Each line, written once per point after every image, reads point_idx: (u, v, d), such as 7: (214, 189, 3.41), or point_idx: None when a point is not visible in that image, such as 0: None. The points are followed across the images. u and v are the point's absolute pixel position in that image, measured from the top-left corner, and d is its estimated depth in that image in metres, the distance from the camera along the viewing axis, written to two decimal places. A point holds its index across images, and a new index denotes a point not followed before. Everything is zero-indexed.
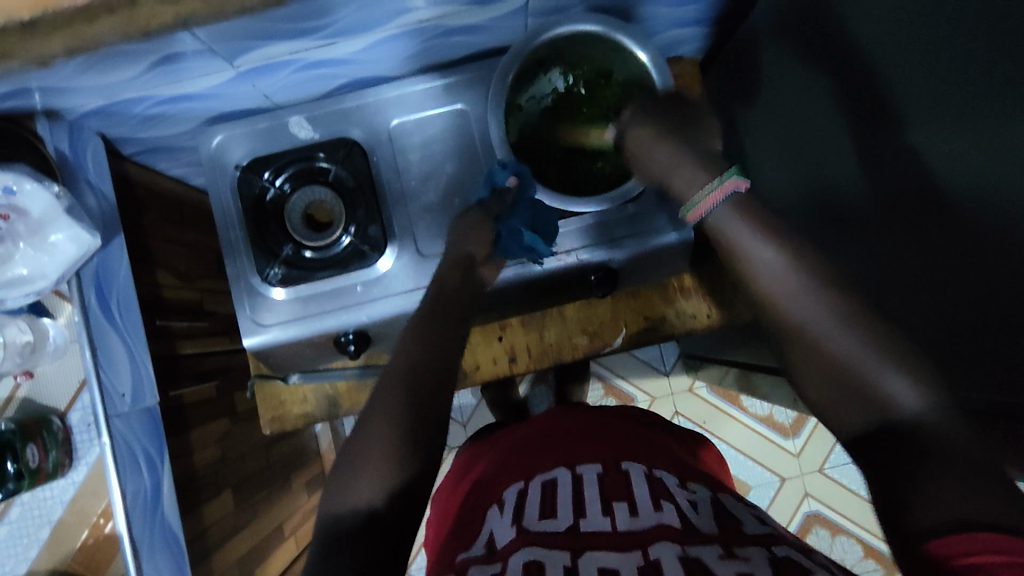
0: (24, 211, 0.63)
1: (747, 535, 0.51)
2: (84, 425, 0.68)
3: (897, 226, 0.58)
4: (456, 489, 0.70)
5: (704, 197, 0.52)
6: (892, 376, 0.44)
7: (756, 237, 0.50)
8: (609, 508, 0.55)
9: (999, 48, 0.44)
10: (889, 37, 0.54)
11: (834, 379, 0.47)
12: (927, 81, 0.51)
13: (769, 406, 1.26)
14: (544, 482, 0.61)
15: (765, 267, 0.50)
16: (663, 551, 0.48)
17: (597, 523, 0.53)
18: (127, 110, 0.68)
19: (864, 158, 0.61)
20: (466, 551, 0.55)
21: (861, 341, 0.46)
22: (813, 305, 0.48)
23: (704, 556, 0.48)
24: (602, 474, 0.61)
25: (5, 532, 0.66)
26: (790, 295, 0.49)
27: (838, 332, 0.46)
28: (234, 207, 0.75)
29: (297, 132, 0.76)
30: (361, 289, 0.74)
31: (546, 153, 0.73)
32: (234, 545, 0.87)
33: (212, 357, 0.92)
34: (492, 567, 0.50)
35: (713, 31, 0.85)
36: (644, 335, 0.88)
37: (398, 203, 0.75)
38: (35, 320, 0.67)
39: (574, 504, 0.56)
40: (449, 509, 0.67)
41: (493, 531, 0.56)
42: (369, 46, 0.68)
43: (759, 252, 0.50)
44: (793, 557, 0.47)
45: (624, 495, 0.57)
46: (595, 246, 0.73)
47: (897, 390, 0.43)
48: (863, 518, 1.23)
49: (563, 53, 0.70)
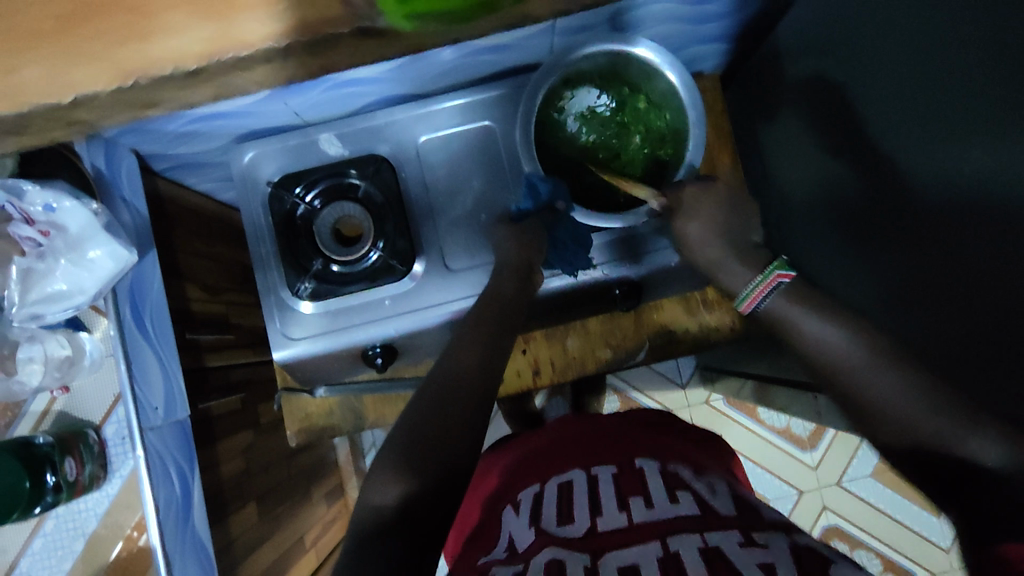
0: (62, 227, 0.63)
1: (764, 519, 0.52)
2: (119, 438, 0.69)
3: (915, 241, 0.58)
4: (470, 497, 0.70)
5: (750, 294, 0.63)
6: (965, 438, 0.48)
7: (819, 319, 0.58)
8: (625, 503, 0.56)
9: (1001, 78, 0.46)
10: (913, 56, 0.55)
11: (913, 446, 0.51)
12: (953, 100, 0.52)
13: (786, 418, 1.25)
14: (560, 482, 0.62)
15: (830, 345, 0.56)
16: (683, 543, 0.48)
17: (613, 520, 0.54)
18: (162, 128, 0.69)
19: (884, 173, 0.61)
20: (486, 555, 0.55)
21: (929, 408, 0.50)
22: (879, 378, 0.53)
23: (724, 545, 0.48)
24: (617, 475, 0.61)
25: (40, 544, 0.67)
26: (858, 373, 0.54)
27: (907, 397, 0.51)
28: (265, 222, 0.76)
29: (326, 149, 0.78)
30: (389, 302, 0.74)
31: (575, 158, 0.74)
32: (259, 557, 0.88)
33: (236, 369, 0.92)
34: (513, 568, 0.50)
35: (734, 47, 0.86)
36: (666, 348, 0.88)
37: (427, 218, 0.76)
38: (73, 334, 0.67)
39: (591, 502, 0.57)
40: (465, 513, 0.68)
41: (511, 533, 0.57)
42: (399, 65, 0.69)
43: (826, 333, 0.57)
44: (814, 547, 0.48)
45: (640, 491, 0.57)
46: (623, 259, 0.74)
47: (975, 449, 0.47)
48: (882, 531, 1.23)
49: (596, 67, 0.71)
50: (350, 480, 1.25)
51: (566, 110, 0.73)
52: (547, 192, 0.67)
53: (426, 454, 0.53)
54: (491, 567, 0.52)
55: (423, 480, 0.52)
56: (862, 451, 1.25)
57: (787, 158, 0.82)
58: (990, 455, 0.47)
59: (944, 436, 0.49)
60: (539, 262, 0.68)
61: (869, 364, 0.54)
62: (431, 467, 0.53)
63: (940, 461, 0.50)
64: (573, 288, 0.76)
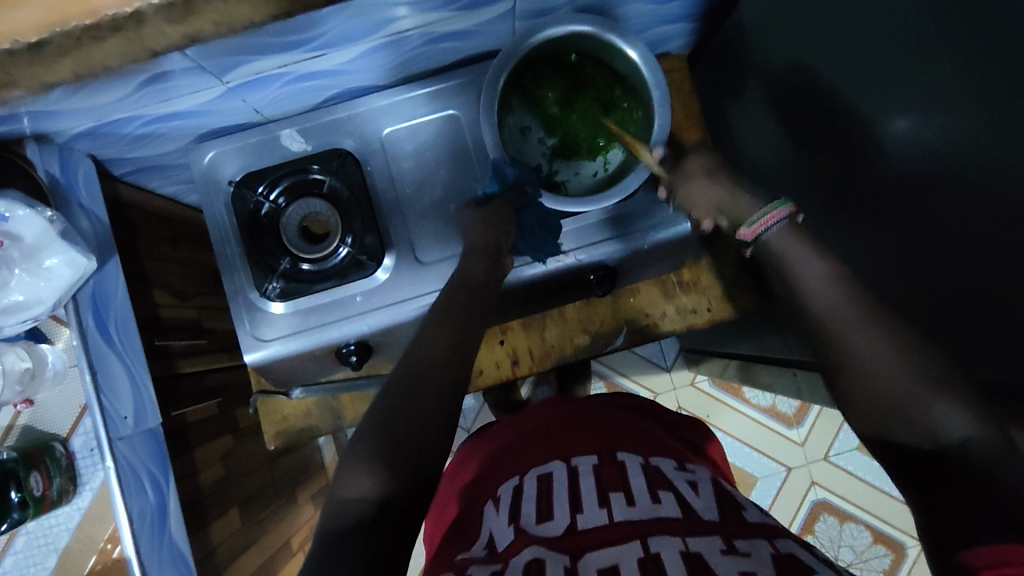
0: (16, 236, 0.62)
1: (747, 525, 0.50)
2: (87, 449, 0.67)
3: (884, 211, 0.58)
4: (448, 492, 0.68)
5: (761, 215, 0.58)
6: (943, 413, 0.46)
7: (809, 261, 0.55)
8: (606, 499, 0.53)
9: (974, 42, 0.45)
10: (872, 23, 0.54)
11: (870, 397, 0.50)
12: (914, 58, 0.51)
13: (771, 397, 1.26)
14: (539, 476, 0.59)
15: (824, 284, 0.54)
16: (663, 545, 0.46)
17: (594, 518, 0.51)
18: (117, 131, 0.67)
19: (845, 147, 0.62)
20: (465, 555, 0.52)
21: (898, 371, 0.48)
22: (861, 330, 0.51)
23: (706, 552, 0.46)
24: (597, 466, 0.58)
25: (11, 562, 0.66)
26: (843, 322, 0.52)
27: (882, 359, 0.49)
28: (229, 222, 0.75)
29: (289, 145, 0.76)
30: (361, 298, 0.73)
31: (551, 130, 0.73)
32: (243, 563, 0.86)
33: (211, 374, 0.91)
34: (491, 567, 0.48)
35: (700, 26, 0.85)
36: (644, 332, 0.88)
37: (395, 211, 0.75)
38: (33, 347, 0.66)
39: (571, 498, 0.54)
40: (444, 504, 0.67)
41: (492, 531, 0.54)
42: (359, 56, 0.68)
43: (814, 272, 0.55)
44: (797, 555, 0.45)
45: (621, 486, 0.54)
46: (594, 245, 0.73)
47: (941, 418, 0.46)
48: (870, 503, 1.24)
49: (556, 50, 0.70)
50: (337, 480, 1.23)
51: (552, 83, 0.72)
52: (514, 174, 0.67)
53: (396, 446, 0.51)
54: (469, 566, 0.49)
55: (395, 474, 0.50)
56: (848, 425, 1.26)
57: (754, 138, 0.81)
58: (956, 423, 0.45)
59: (913, 401, 0.47)
60: (508, 245, 0.67)
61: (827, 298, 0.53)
62: (404, 460, 0.51)
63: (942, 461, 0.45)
64: (545, 276, 0.75)
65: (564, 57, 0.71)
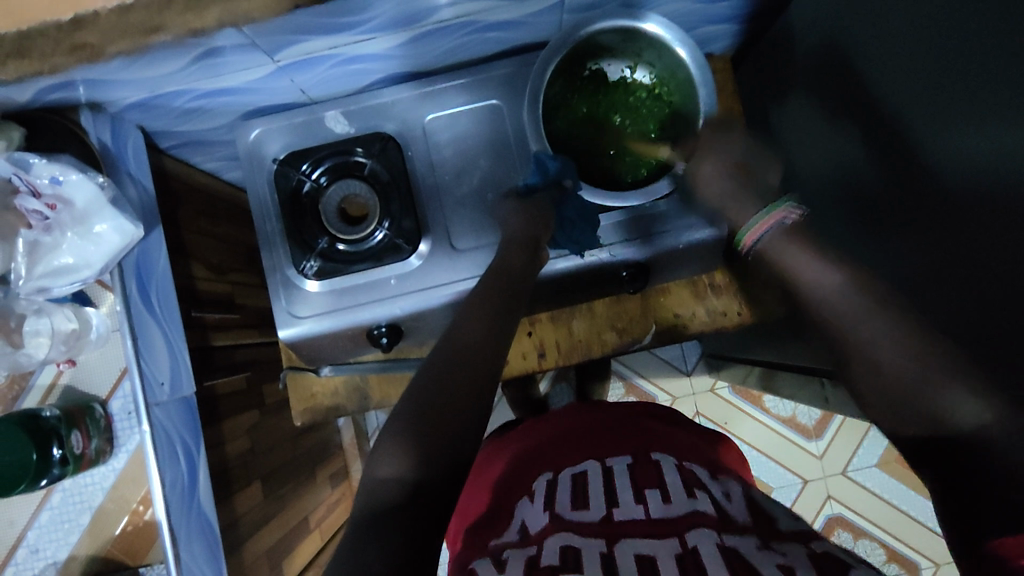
0: (69, 201, 0.63)
1: (778, 528, 0.49)
2: (124, 412, 0.73)
3: (919, 220, 0.57)
4: (473, 485, 0.68)
5: (759, 220, 0.62)
6: (955, 399, 0.47)
7: (814, 264, 0.58)
8: (642, 495, 0.53)
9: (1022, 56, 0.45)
10: (926, 30, 0.53)
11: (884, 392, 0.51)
12: (961, 67, 0.50)
13: (792, 406, 1.25)
14: (574, 474, 0.59)
15: (824, 288, 0.57)
16: (699, 539, 0.46)
17: (630, 512, 0.51)
18: (168, 103, 0.68)
19: (884, 156, 0.61)
20: (498, 538, 0.54)
21: (917, 358, 0.50)
22: (870, 322, 0.53)
23: (741, 547, 0.45)
24: (631, 466, 0.59)
25: (48, 517, 0.72)
26: (852, 319, 0.54)
27: (892, 347, 0.51)
28: (271, 200, 0.76)
29: (332, 127, 0.77)
30: (395, 282, 0.74)
31: (581, 153, 0.73)
32: (264, 535, 0.88)
33: (242, 349, 0.92)
34: (526, 549, 0.49)
35: (746, 28, 0.84)
36: (673, 332, 0.88)
37: (433, 197, 0.76)
38: (80, 309, 0.69)
39: (606, 493, 0.55)
40: (467, 498, 0.67)
41: (524, 519, 0.55)
42: (405, 42, 0.69)
43: (816, 272, 0.57)
44: (834, 553, 0.44)
45: (657, 484, 0.55)
46: (627, 242, 0.74)
47: (954, 403, 0.47)
48: (885, 521, 1.23)
49: (601, 45, 0.70)
50: (354, 463, 1.24)
51: (587, 106, 0.73)
52: (557, 168, 0.68)
53: (427, 428, 0.52)
54: (503, 548, 0.50)
55: (425, 454, 0.51)
56: (867, 441, 1.25)
57: (796, 142, 0.80)
58: (972, 415, 0.46)
59: (925, 393, 0.49)
60: (545, 237, 0.67)
61: (854, 307, 0.54)
62: (435, 442, 0.51)
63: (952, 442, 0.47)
64: (578, 270, 0.76)
65: (606, 74, 0.73)
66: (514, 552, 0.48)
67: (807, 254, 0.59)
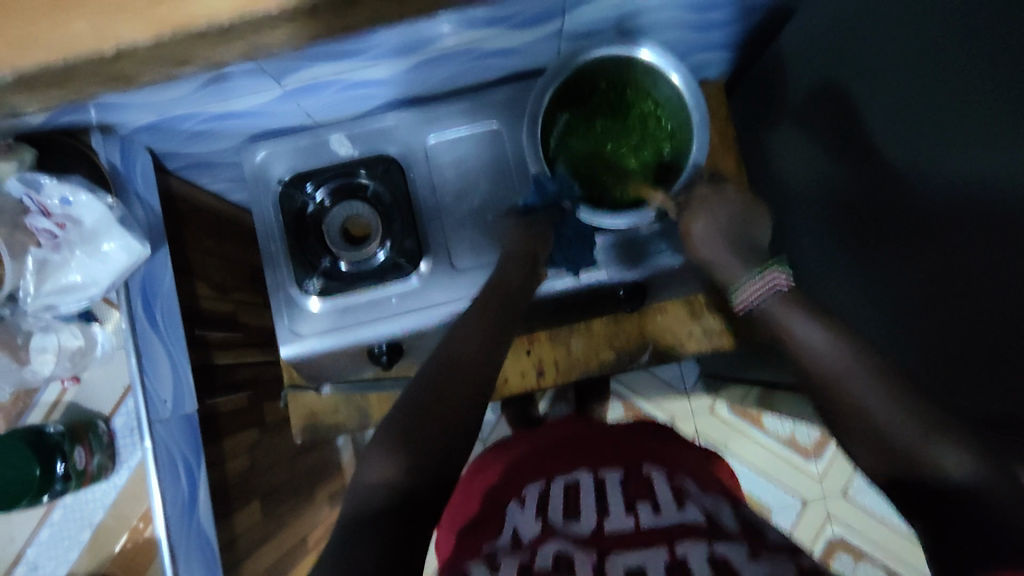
0: (78, 220, 0.65)
1: (769, 538, 0.49)
2: (127, 429, 0.73)
3: (903, 239, 0.59)
4: (463, 496, 0.68)
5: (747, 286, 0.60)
6: (940, 453, 0.47)
7: (806, 319, 0.55)
8: (633, 507, 0.54)
9: (992, 80, 0.46)
10: (900, 59, 0.56)
11: (872, 441, 0.51)
12: (933, 92, 0.52)
13: (791, 426, 1.26)
14: (567, 483, 0.60)
15: (812, 345, 0.54)
16: (691, 549, 0.46)
17: (621, 523, 0.52)
18: (176, 126, 0.70)
19: (869, 175, 0.63)
20: (489, 542, 0.54)
21: (908, 419, 0.49)
22: (864, 387, 0.51)
23: (732, 556, 0.45)
24: (623, 480, 0.60)
25: (48, 534, 0.72)
26: (848, 385, 0.52)
27: (886, 410, 0.50)
28: (275, 221, 0.78)
29: (337, 149, 0.79)
30: (397, 300, 0.75)
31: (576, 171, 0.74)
32: (261, 555, 0.88)
33: (243, 368, 0.93)
34: (517, 555, 0.49)
35: (738, 56, 0.87)
36: (669, 350, 0.89)
37: (433, 219, 0.77)
38: (86, 326, 0.70)
39: (598, 504, 0.55)
40: (461, 514, 0.66)
41: (516, 526, 0.55)
42: (408, 68, 0.71)
43: (805, 331, 0.55)
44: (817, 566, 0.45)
45: (648, 497, 0.56)
46: (624, 265, 0.75)
47: (947, 461, 0.46)
48: (886, 542, 1.23)
49: (602, 73, 0.72)
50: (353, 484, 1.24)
51: (580, 128, 0.74)
52: (556, 189, 0.68)
53: (424, 442, 0.53)
54: (496, 553, 0.51)
55: (419, 466, 0.51)
56: None
57: (786, 168, 0.81)
58: (962, 471, 0.46)
59: (921, 453, 0.48)
60: (542, 255, 0.69)
61: (841, 368, 0.53)
62: (430, 455, 0.52)
63: (936, 497, 0.47)
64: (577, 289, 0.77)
65: (605, 88, 0.73)
66: (504, 558, 0.49)
67: (794, 307, 0.57)
